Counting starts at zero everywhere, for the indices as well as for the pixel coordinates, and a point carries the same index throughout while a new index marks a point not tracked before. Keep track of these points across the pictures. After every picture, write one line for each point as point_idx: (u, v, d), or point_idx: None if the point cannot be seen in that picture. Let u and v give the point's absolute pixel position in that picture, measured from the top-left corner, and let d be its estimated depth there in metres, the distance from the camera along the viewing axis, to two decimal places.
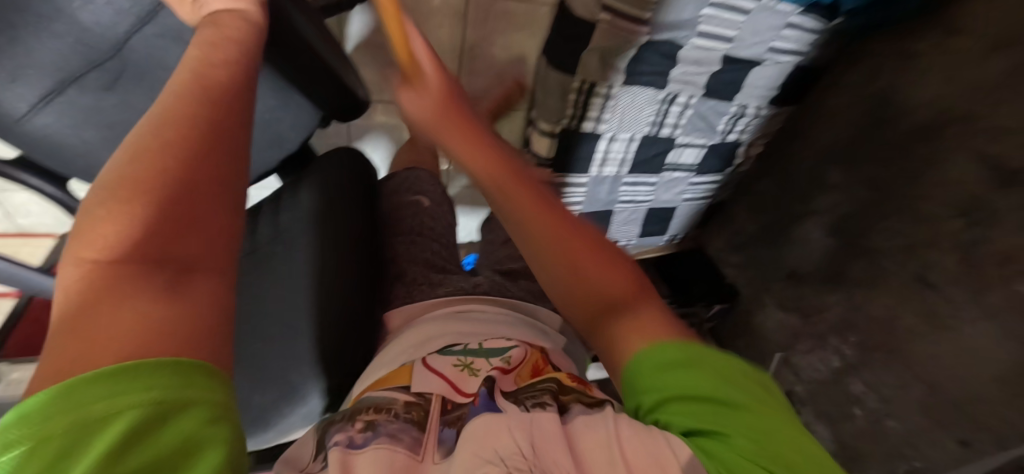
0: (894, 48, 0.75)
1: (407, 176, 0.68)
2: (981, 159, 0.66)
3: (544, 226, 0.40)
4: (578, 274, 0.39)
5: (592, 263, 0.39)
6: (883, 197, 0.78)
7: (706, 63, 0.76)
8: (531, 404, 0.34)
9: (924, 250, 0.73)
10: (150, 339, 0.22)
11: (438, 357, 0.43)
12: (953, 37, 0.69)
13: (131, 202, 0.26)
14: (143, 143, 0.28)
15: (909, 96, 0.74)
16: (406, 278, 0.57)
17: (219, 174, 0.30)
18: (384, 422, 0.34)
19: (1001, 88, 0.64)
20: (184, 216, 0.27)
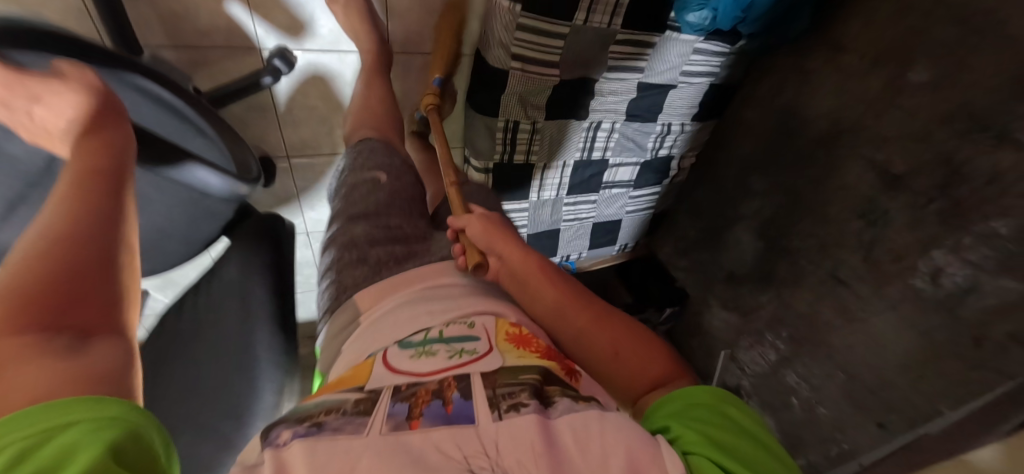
0: (793, 64, 0.82)
1: (361, 147, 0.65)
2: (872, 165, 0.73)
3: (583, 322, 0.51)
4: (615, 356, 0.49)
5: (625, 348, 0.49)
6: (797, 202, 0.84)
7: (623, 92, 0.82)
8: (505, 408, 0.36)
9: (834, 249, 0.79)
10: (64, 387, 0.28)
11: (396, 351, 0.44)
12: (839, 54, 0.76)
13: (41, 289, 0.31)
14: (41, 243, 0.33)
15: (809, 108, 0.81)
16: (371, 261, 0.57)
17: (106, 259, 0.35)
18: (330, 419, 0.35)
19: (881, 100, 0.71)
20: (72, 303, 0.32)
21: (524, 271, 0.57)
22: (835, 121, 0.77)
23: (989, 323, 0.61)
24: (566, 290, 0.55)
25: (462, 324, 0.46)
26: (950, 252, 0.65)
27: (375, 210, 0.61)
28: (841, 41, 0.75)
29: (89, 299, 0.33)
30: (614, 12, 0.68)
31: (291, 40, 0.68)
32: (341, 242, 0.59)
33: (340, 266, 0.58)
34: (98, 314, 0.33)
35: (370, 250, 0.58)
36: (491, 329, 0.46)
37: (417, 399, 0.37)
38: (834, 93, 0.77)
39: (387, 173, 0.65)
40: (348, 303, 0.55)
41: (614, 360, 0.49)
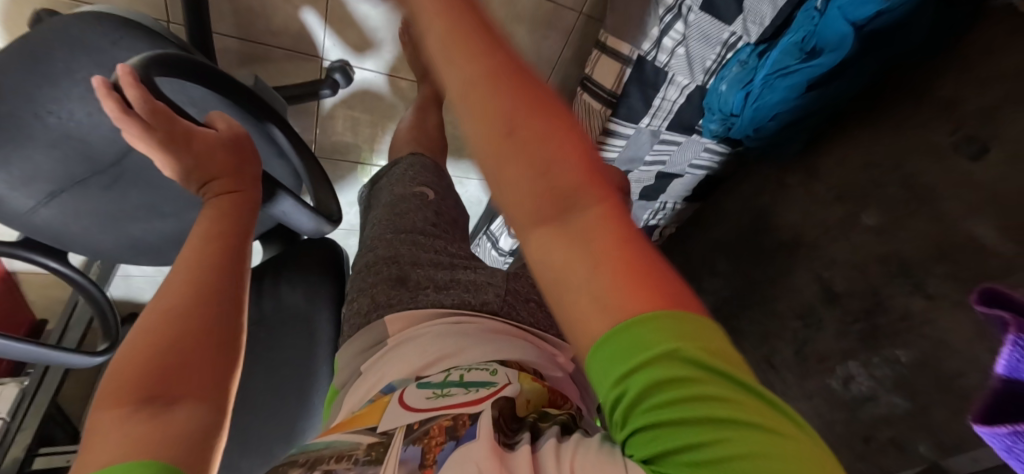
0: (773, 176, 0.97)
1: (411, 161, 0.71)
2: (817, 278, 0.89)
3: (497, 108, 0.23)
4: (537, 179, 0.23)
5: (561, 164, 0.23)
6: (750, 291, 1.00)
7: (646, 178, 1.00)
8: (511, 439, 0.33)
9: (772, 338, 0.95)
10: (211, 397, 0.32)
11: (414, 390, 0.42)
12: (811, 181, 0.91)
13: (133, 382, 0.30)
14: (145, 328, 0.32)
15: (777, 216, 0.96)
16: (410, 283, 0.58)
17: (213, 338, 0.34)
18: (342, 470, 0.32)
19: (835, 229, 0.87)
20: (171, 369, 0.31)
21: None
22: (796, 235, 0.93)
23: (879, 427, 0.80)
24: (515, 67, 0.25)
25: (487, 369, 0.43)
26: (863, 365, 0.82)
27: (418, 229, 0.63)
28: (818, 171, 0.90)
29: (189, 359, 0.32)
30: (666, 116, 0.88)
31: (353, 56, 0.76)
32: (380, 256, 0.60)
33: (373, 279, 0.59)
34: (194, 385, 0.32)
35: (408, 271, 0.59)
36: (512, 378, 0.43)
37: (431, 442, 0.33)
38: (803, 213, 0.92)
39: (432, 190, 0.69)
40: (376, 323, 0.55)
41: (549, 226, 0.23)
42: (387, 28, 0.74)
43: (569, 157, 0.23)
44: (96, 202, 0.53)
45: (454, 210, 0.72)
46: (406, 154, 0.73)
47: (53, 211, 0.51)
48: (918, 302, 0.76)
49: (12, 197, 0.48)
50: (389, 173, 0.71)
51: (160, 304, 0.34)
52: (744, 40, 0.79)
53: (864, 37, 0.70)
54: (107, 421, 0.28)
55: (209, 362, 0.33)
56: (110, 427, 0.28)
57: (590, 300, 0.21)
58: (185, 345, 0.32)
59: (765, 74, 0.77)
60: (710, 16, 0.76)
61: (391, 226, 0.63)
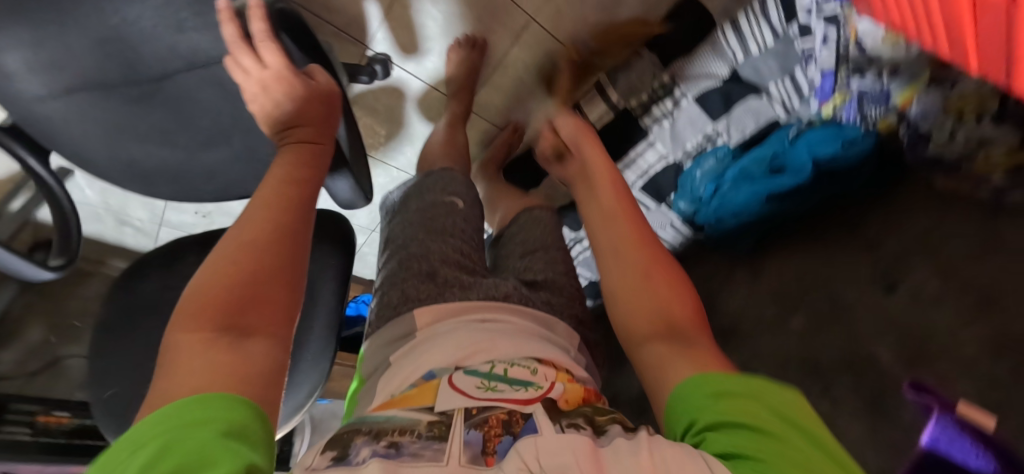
0: (723, 266, 1.09)
1: (444, 176, 0.79)
2: (745, 365, 0.99)
3: (643, 259, 0.54)
4: (652, 314, 0.49)
5: (670, 292, 0.50)
6: None
7: None
8: (566, 425, 0.39)
9: None
10: (276, 328, 0.38)
11: (463, 377, 0.48)
12: (755, 279, 1.03)
13: (218, 310, 0.36)
14: (230, 260, 0.38)
15: (721, 303, 1.07)
16: (439, 279, 0.66)
17: (282, 276, 0.39)
18: (407, 442, 0.37)
19: (767, 326, 0.98)
20: (245, 303, 0.36)
21: (617, 205, 0.60)
22: (735, 322, 1.04)
23: None
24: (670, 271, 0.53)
25: (528, 368, 0.49)
26: None
27: (449, 231, 0.71)
28: (761, 271, 1.02)
29: (264, 302, 0.37)
30: (642, 176, 1.01)
31: (398, 55, 0.84)
32: (412, 253, 0.68)
33: (405, 273, 0.67)
34: (265, 316, 0.37)
35: (438, 267, 0.67)
36: (550, 378, 0.49)
37: (490, 431, 0.38)
38: (745, 305, 1.03)
39: (463, 199, 0.77)
40: (406, 316, 0.62)
41: (643, 328, 0.49)
42: (438, 40, 0.84)
43: (681, 310, 0.49)
44: (117, 111, 0.57)
45: (478, 222, 0.78)
46: (439, 168, 0.80)
47: (63, 104, 0.54)
48: (823, 403, 0.87)
49: (30, 81, 0.51)
50: (418, 183, 0.79)
51: (237, 246, 0.39)
52: (724, 139, 0.93)
53: (822, 172, 0.85)
54: (194, 342, 0.34)
55: (280, 307, 0.39)
56: (198, 349, 0.34)
57: (688, 369, 0.44)
58: (261, 285, 0.38)
59: (734, 174, 0.90)
60: (699, 109, 0.91)
61: (425, 228, 0.71)
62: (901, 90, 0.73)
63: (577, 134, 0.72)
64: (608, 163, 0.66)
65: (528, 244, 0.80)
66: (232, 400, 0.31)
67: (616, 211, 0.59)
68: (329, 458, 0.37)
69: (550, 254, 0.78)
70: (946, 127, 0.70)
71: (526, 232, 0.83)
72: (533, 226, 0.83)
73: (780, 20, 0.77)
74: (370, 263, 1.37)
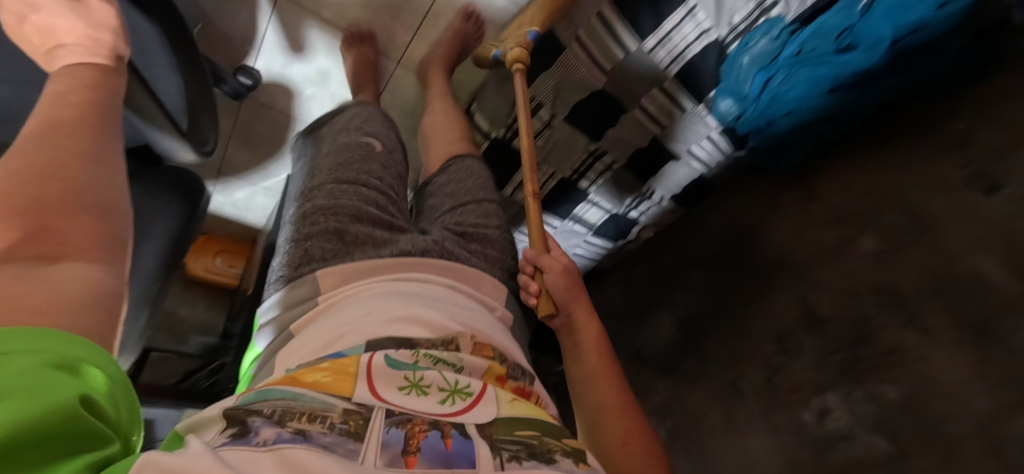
0: (769, 193, 0.89)
1: (356, 117, 0.73)
2: (801, 300, 0.80)
3: (607, 400, 0.56)
4: (624, 444, 0.52)
5: (640, 454, 0.51)
6: (724, 307, 0.90)
7: (640, 135, 0.84)
8: (507, 458, 0.33)
9: (740, 363, 0.85)
10: (98, 250, 0.34)
11: (383, 362, 0.41)
12: (810, 202, 0.84)
13: (14, 216, 0.31)
14: (19, 171, 0.33)
15: (768, 235, 0.87)
16: (347, 236, 0.60)
17: (92, 189, 0.36)
18: (317, 432, 0.30)
19: (828, 253, 0.80)
20: (50, 225, 0.32)
21: (580, 309, 0.64)
22: (787, 252, 0.84)
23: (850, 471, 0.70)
24: (623, 403, 0.56)
25: (451, 366, 0.43)
26: (843, 399, 0.73)
27: (363, 180, 0.65)
28: (816, 191, 0.83)
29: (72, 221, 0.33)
30: (676, 58, 0.75)
31: None
32: (318, 206, 0.62)
33: (311, 230, 0.61)
34: (87, 238, 0.33)
35: (345, 224, 0.61)
36: (477, 374, 0.44)
37: (415, 429, 0.33)
38: (795, 232, 0.84)
39: (378, 140, 0.72)
40: (308, 278, 0.57)
41: (615, 447, 0.52)
42: None
43: (638, 453, 0.51)
44: None
45: (399, 172, 0.73)
46: (355, 103, 0.77)
47: None
48: (908, 335, 0.69)
49: None
50: (335, 124, 0.75)
51: (30, 159, 0.34)
52: (781, 9, 0.71)
53: (896, 52, 0.67)
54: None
55: (91, 229, 0.34)
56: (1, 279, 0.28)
57: (620, 457, 0.51)
58: (55, 202, 0.33)
59: (791, 54, 0.72)
60: None
61: (334, 177, 0.65)
62: None
63: (562, 287, 0.63)
64: (569, 276, 0.65)
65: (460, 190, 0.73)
66: (93, 344, 0.27)
67: (597, 373, 0.59)
68: (226, 435, 0.29)
69: (484, 207, 0.72)
70: None
71: (457, 183, 0.74)
72: (463, 178, 0.74)
73: None
74: None
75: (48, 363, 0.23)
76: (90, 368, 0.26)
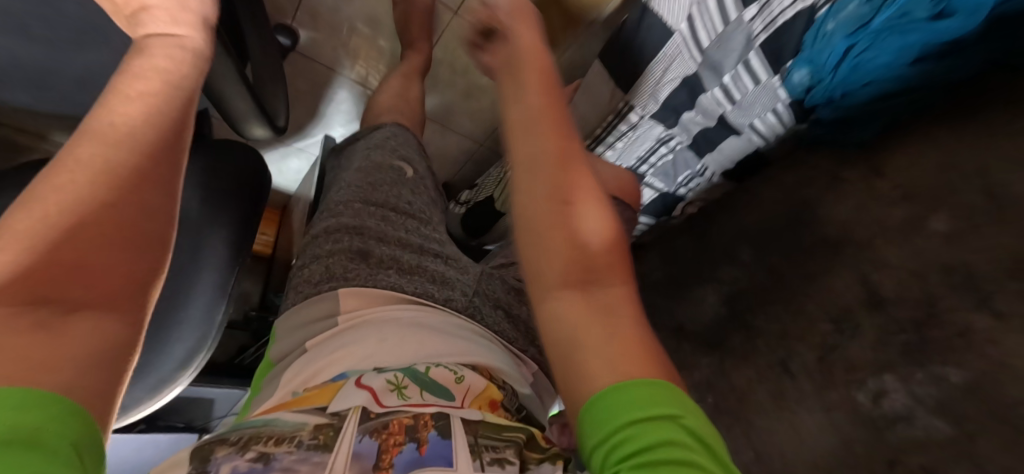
0: (827, 170, 0.85)
1: (392, 134, 0.68)
2: (862, 280, 0.78)
3: (545, 118, 0.43)
4: (566, 166, 0.41)
5: (583, 188, 0.41)
6: (775, 284, 0.88)
7: (707, 115, 0.91)
8: (488, 460, 0.35)
9: (792, 341, 0.84)
10: (117, 289, 0.33)
11: (371, 375, 0.42)
12: (874, 178, 0.80)
13: (19, 243, 0.30)
14: (55, 209, 0.31)
15: (825, 211, 0.85)
16: (373, 257, 0.59)
17: (134, 233, 0.34)
18: (282, 453, 0.32)
19: (893, 231, 0.77)
20: (73, 264, 0.31)
21: (529, 53, 0.47)
22: (846, 232, 0.82)
23: (907, 452, 0.69)
24: (577, 149, 0.43)
25: (451, 374, 0.45)
26: (903, 381, 0.71)
27: (392, 204, 0.64)
28: (883, 167, 0.80)
29: (87, 269, 0.32)
30: (767, 25, 0.76)
31: None
32: (342, 223, 0.60)
33: (332, 246, 0.59)
34: (100, 285, 0.32)
35: (371, 245, 0.60)
36: (474, 390, 0.45)
37: (391, 440, 0.35)
38: (856, 209, 0.81)
39: (411, 166, 0.68)
40: (330, 295, 0.56)
41: (559, 198, 0.40)
42: None
43: (550, 164, 0.41)
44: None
45: (431, 194, 0.70)
46: (390, 123, 0.71)
47: None
48: (981, 318, 0.67)
49: None
50: (367, 136, 0.70)
51: (51, 195, 0.32)
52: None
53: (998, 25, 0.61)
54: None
55: (119, 265, 0.33)
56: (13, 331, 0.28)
57: (534, 183, 0.41)
58: (86, 234, 0.32)
59: (886, 17, 0.66)
60: None
61: (362, 195, 0.62)
62: None
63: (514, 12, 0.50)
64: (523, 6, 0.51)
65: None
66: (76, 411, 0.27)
67: (540, 104, 0.43)
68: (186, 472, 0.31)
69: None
70: None
71: None
72: None
73: None
74: None
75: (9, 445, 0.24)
76: (55, 439, 0.26)
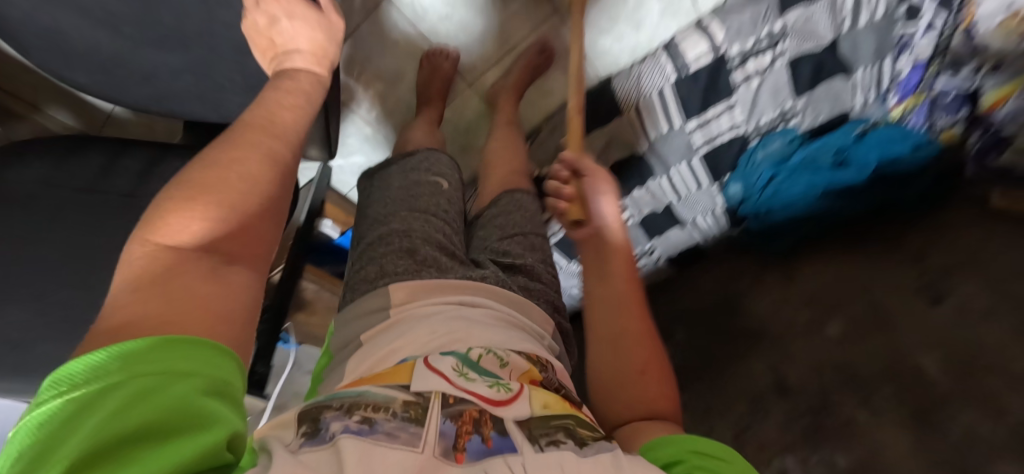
0: (753, 271, 1.00)
1: (427, 156, 0.69)
2: (773, 370, 0.91)
3: (616, 301, 0.56)
4: (622, 338, 0.54)
5: (632, 347, 0.54)
6: (701, 363, 0.99)
7: (657, 199, 0.93)
8: (545, 443, 0.32)
9: (712, 418, 0.93)
10: (258, 252, 0.32)
11: (439, 358, 0.41)
12: (787, 283, 0.96)
13: (192, 201, 0.29)
14: (196, 173, 0.31)
15: (747, 305, 0.98)
16: (417, 256, 0.57)
17: (271, 196, 0.34)
18: (382, 420, 0.31)
19: (801, 330, 0.91)
20: (235, 226, 0.30)
21: (611, 246, 0.59)
22: (763, 324, 0.95)
23: None
24: (637, 304, 0.56)
25: (498, 358, 0.43)
26: (801, 462, 0.82)
27: (432, 210, 0.62)
28: (794, 274, 0.95)
29: (253, 229, 0.32)
30: (708, 140, 0.85)
31: None
32: (392, 229, 0.59)
33: (383, 249, 0.58)
34: (252, 244, 0.32)
35: (418, 245, 0.58)
36: (522, 377, 0.42)
37: (465, 421, 0.32)
38: (773, 307, 0.95)
39: (448, 181, 0.68)
40: (381, 290, 0.54)
41: (633, 372, 0.52)
42: None
43: (632, 326, 0.55)
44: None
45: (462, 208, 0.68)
46: (423, 149, 0.71)
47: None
48: (861, 412, 0.81)
49: None
50: (401, 163, 0.69)
51: (222, 170, 0.32)
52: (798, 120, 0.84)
53: (880, 177, 0.81)
54: (148, 258, 0.27)
55: (263, 237, 0.33)
56: (171, 273, 0.26)
57: (614, 353, 0.54)
58: (236, 187, 0.31)
59: (793, 165, 0.84)
60: (790, 74, 0.78)
61: (405, 204, 0.62)
62: (995, 88, 0.70)
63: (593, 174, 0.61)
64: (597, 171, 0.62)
65: (509, 216, 0.67)
66: (217, 346, 0.24)
67: (614, 278, 0.57)
68: (301, 435, 0.31)
69: (532, 239, 0.66)
70: None
71: (505, 216, 0.68)
72: (512, 210, 0.68)
73: None
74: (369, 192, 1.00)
75: (198, 392, 0.22)
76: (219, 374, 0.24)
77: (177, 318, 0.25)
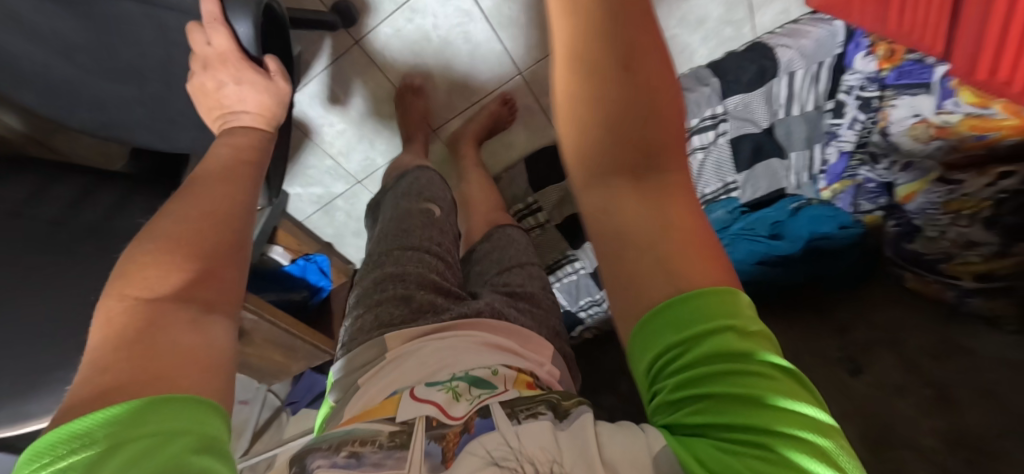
0: None
1: (419, 181, 0.67)
2: None
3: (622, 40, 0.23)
4: (636, 131, 0.23)
5: (661, 135, 0.23)
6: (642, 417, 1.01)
7: None
8: (525, 415, 0.30)
9: None
10: (229, 297, 0.32)
11: (423, 387, 0.37)
12: None
13: (164, 255, 0.31)
14: (166, 224, 0.33)
15: None
16: (412, 305, 0.51)
17: (233, 239, 0.34)
18: (369, 451, 0.28)
19: None
20: (204, 273, 0.31)
21: None
22: None
23: None
24: (671, 96, 0.24)
25: (486, 369, 0.39)
26: None
27: (425, 246, 0.57)
28: None
29: (220, 275, 0.32)
30: None
31: None
32: (387, 273, 0.54)
33: (379, 296, 0.53)
34: (222, 290, 0.32)
35: (413, 290, 0.52)
36: (511, 381, 0.38)
37: (450, 435, 0.30)
38: None
39: (439, 205, 0.64)
40: (374, 343, 0.48)
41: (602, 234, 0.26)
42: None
43: (663, 127, 0.23)
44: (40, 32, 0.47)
45: (457, 236, 0.65)
46: (415, 168, 0.70)
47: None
48: None
49: None
50: (395, 187, 0.68)
51: (192, 218, 0.33)
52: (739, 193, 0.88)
53: (813, 250, 0.86)
54: (119, 313, 0.28)
55: (230, 283, 0.33)
56: (136, 328, 0.27)
57: (618, 218, 0.25)
58: (194, 235, 0.32)
59: (739, 228, 0.88)
60: (731, 153, 0.85)
61: (398, 241, 0.57)
62: (908, 183, 0.74)
63: None
64: None
65: (507, 261, 0.63)
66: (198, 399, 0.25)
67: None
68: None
69: (529, 270, 0.62)
70: (937, 227, 0.73)
71: (497, 250, 0.65)
72: (504, 246, 0.65)
73: (823, 93, 0.77)
74: (334, 223, 0.97)
75: (183, 451, 0.22)
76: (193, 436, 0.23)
77: (119, 381, 0.25)
